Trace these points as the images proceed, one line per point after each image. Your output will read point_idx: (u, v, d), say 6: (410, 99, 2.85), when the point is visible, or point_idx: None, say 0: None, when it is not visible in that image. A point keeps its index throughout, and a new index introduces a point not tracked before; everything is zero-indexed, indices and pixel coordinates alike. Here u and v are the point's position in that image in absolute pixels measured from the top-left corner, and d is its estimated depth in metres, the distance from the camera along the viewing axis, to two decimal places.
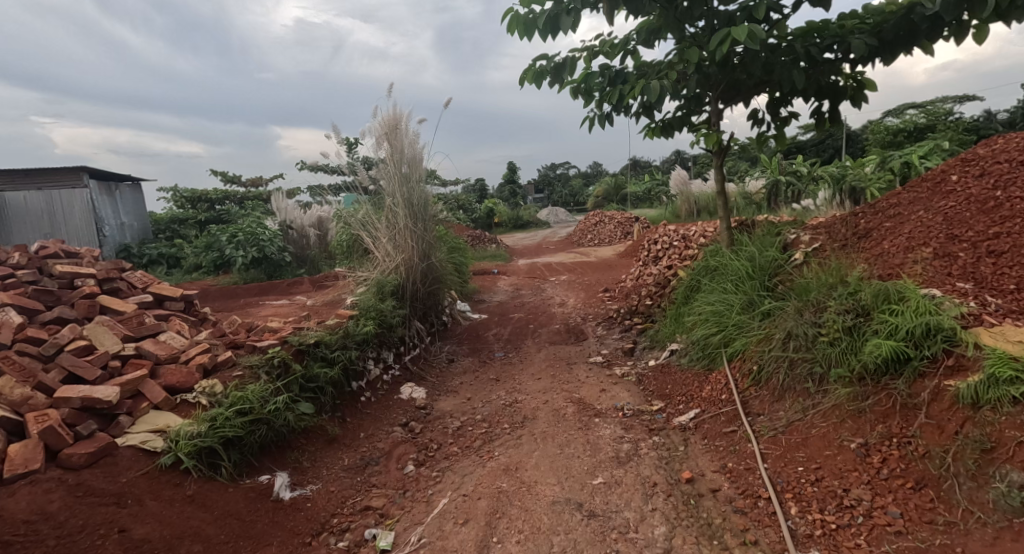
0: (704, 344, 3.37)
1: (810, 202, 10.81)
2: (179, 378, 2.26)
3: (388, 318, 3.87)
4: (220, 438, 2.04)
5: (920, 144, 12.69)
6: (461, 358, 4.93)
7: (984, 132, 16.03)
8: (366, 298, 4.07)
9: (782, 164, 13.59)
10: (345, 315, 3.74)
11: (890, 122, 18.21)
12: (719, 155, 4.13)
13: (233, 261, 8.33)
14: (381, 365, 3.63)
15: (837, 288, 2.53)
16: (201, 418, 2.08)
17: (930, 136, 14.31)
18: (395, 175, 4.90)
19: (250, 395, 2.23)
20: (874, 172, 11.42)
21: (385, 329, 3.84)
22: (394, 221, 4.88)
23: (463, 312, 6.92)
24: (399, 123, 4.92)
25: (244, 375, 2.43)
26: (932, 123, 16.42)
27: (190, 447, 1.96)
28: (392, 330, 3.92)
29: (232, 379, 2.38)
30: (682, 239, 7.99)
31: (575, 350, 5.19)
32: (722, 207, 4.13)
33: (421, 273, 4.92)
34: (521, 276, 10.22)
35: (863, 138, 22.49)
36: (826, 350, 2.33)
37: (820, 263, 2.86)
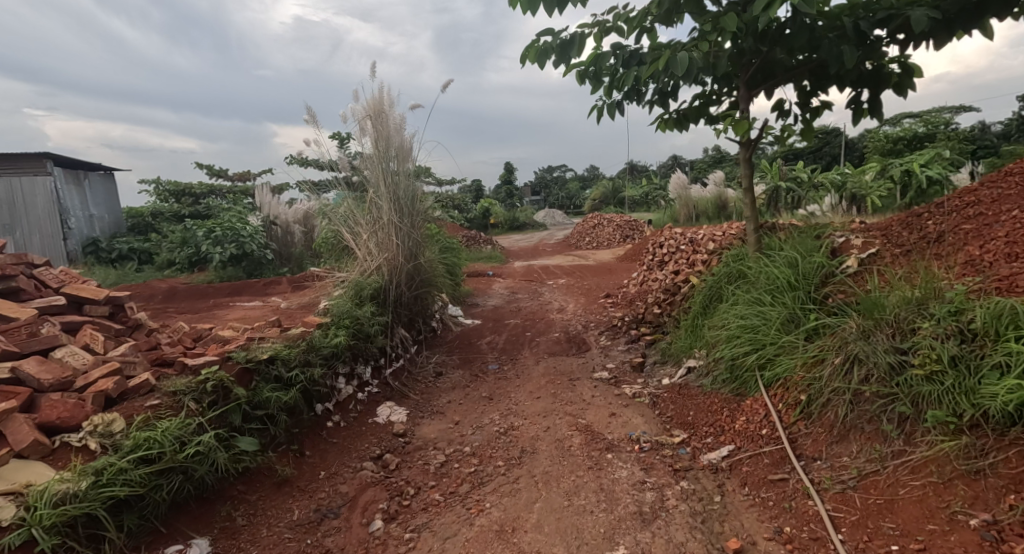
0: (733, 365, 2.87)
1: (816, 207, 10.40)
2: (62, 413, 1.77)
3: (365, 327, 3.34)
4: (106, 501, 1.57)
5: (927, 151, 12.35)
6: (450, 371, 4.42)
7: (987, 141, 15.72)
8: (341, 302, 3.55)
9: (784, 169, 13.24)
10: (313, 322, 3.22)
11: (888, 131, 17.98)
12: (748, 147, 3.63)
13: (209, 258, 7.80)
14: (354, 383, 3.13)
15: (929, 305, 2.05)
16: (83, 470, 1.60)
17: (930, 146, 14.06)
18: (383, 165, 4.40)
19: (161, 435, 1.75)
20: (875, 181, 11.11)
21: (361, 340, 3.31)
22: (380, 216, 4.35)
23: (455, 317, 6.42)
24: (385, 108, 4.43)
25: (160, 405, 1.93)
26: (932, 132, 16.16)
27: (54, 518, 1.48)
28: (370, 341, 3.40)
29: (142, 411, 1.89)
30: (689, 244, 7.53)
31: (577, 363, 4.69)
32: (750, 207, 3.64)
33: (408, 275, 4.40)
34: (517, 279, 9.72)
35: (861, 145, 22.27)
36: (924, 387, 1.85)
37: (888, 273, 2.37)
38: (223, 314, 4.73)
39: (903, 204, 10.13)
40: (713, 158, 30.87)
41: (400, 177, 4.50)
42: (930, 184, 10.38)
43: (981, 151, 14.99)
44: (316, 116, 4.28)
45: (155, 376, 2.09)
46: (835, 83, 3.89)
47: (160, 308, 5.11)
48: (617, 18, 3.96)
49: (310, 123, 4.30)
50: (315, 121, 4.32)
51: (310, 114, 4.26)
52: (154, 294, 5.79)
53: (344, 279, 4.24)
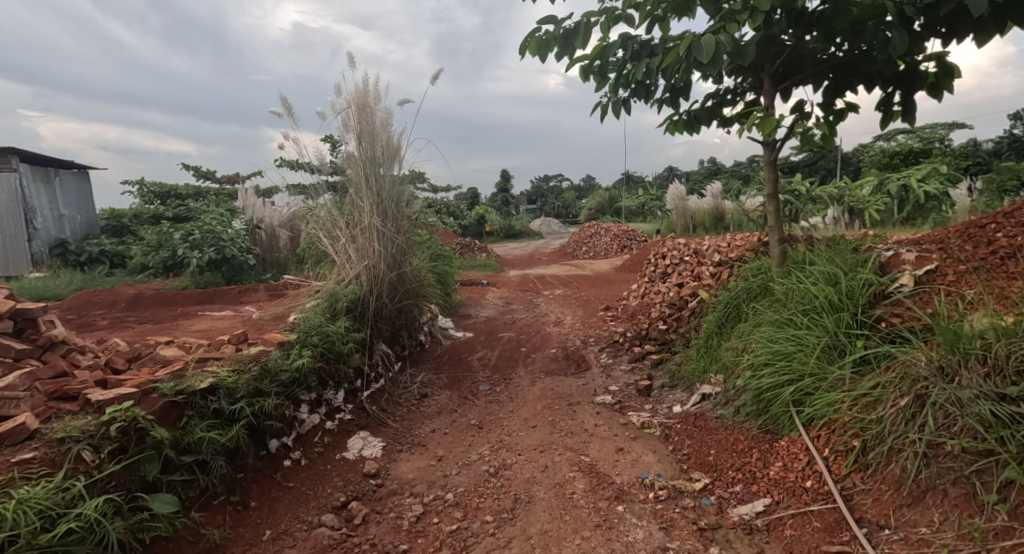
0: (759, 396, 2.46)
1: (817, 219, 10.10)
2: None
3: (336, 346, 2.92)
4: None
5: (923, 167, 12.19)
6: (438, 394, 3.99)
7: (982, 155, 15.60)
8: (311, 316, 3.14)
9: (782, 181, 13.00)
10: (276, 339, 2.80)
11: (884, 145, 17.86)
12: (773, 148, 3.25)
13: (185, 262, 7.36)
14: (320, 411, 2.71)
15: None
16: None
17: (927, 161, 13.91)
18: (367, 163, 4.02)
19: (24, 508, 1.40)
20: (872, 195, 10.89)
21: (330, 360, 2.87)
22: (363, 218, 3.93)
23: (445, 330, 6.00)
24: (370, 102, 4.05)
25: (37, 460, 1.56)
26: (929, 146, 16.04)
27: None
28: (342, 362, 2.97)
29: (12, 470, 1.52)
30: (693, 256, 7.17)
31: (576, 384, 4.28)
32: (774, 216, 3.26)
33: (391, 284, 3.98)
34: (511, 289, 9.30)
35: (856, 158, 22.16)
36: None
37: (968, 298, 2.00)
38: (186, 325, 4.29)
39: (902, 218, 9.89)
40: (709, 170, 30.76)
41: (387, 178, 4.12)
42: (927, 199, 10.17)
43: (976, 167, 14.85)
44: (293, 107, 3.88)
45: (41, 418, 1.70)
46: (864, 81, 3.52)
47: (120, 316, 4.66)
48: (627, 6, 3.60)
49: (286, 115, 3.90)
50: (290, 112, 3.92)
51: (284, 102, 3.85)
52: (117, 301, 5.34)
53: (319, 288, 3.80)
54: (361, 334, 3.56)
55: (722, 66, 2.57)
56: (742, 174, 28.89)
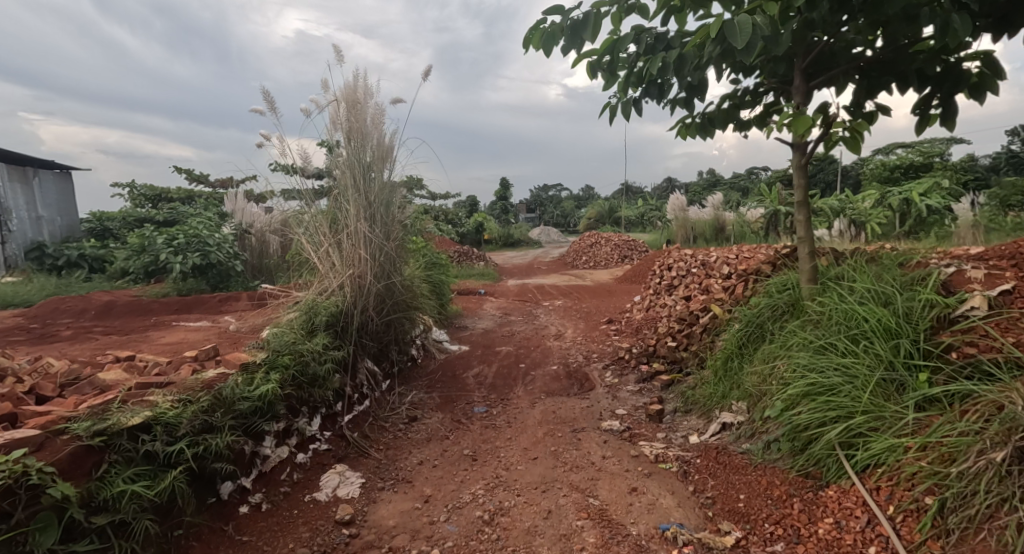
0: (796, 433, 2.15)
1: (821, 232, 9.85)
2: None
3: (310, 367, 2.58)
4: None
5: (927, 180, 11.97)
6: (429, 417, 3.64)
7: (983, 168, 15.44)
8: (285, 333, 2.80)
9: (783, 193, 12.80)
10: (241, 358, 2.45)
11: (885, 159, 17.70)
12: (804, 150, 2.92)
13: (168, 268, 7.01)
14: (288, 444, 2.36)
15: None
16: None
17: (929, 175, 13.72)
18: (359, 164, 3.72)
19: None
20: (875, 207, 10.66)
21: (303, 383, 2.53)
22: (351, 223, 3.60)
23: (439, 343, 5.66)
24: (361, 98, 3.75)
25: None
26: (930, 161, 15.88)
27: None
28: (318, 385, 2.62)
29: None
30: (700, 269, 6.87)
31: (579, 407, 3.93)
32: (804, 226, 2.92)
33: (380, 296, 3.63)
34: (509, 299, 8.98)
35: (856, 171, 22.02)
36: None
37: None
38: (156, 338, 3.94)
39: (905, 231, 9.65)
40: (708, 182, 30.65)
41: (379, 181, 3.81)
42: (931, 213, 9.92)
43: (977, 182, 14.67)
44: (274, 101, 3.55)
45: None
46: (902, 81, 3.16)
47: (85, 326, 4.30)
48: None
49: (265, 109, 3.56)
50: (270, 106, 3.57)
51: (264, 94, 3.51)
52: (86, 309, 4.98)
53: (299, 299, 3.46)
54: (344, 351, 3.22)
55: (756, 54, 2.25)
56: (741, 186, 28.72)
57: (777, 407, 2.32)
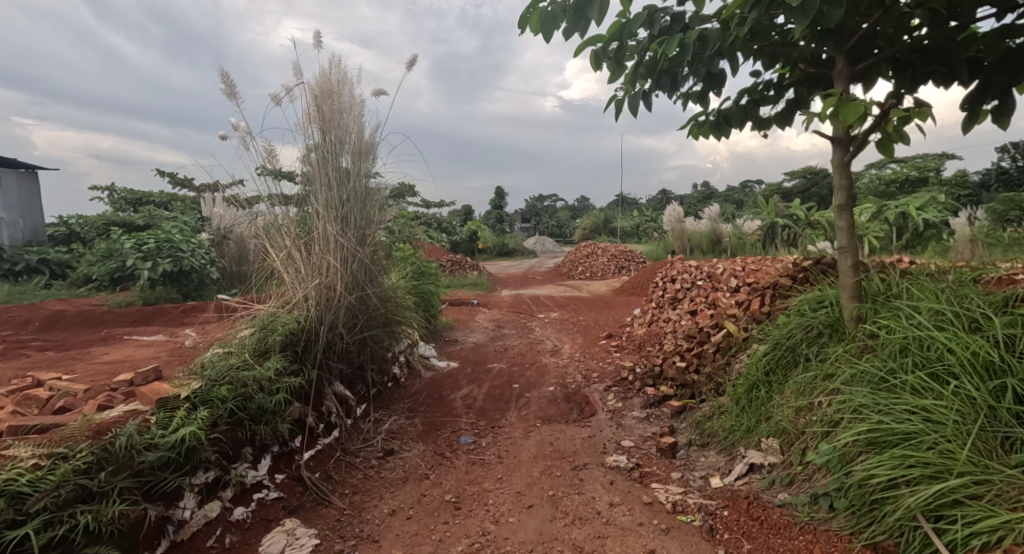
0: (863, 487, 1.80)
1: (822, 246, 9.53)
2: None
3: (254, 400, 2.16)
4: None
5: (926, 193, 11.69)
6: (409, 450, 3.16)
7: (978, 180, 15.20)
8: (221, 360, 2.32)
9: (779, 206, 12.54)
10: (154, 395, 1.99)
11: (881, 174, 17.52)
12: (847, 145, 2.47)
13: (135, 275, 6.52)
14: (195, 513, 1.86)
15: None
16: None
17: (926, 189, 13.52)
18: (333, 160, 3.28)
19: None
20: (873, 220, 10.38)
21: (245, 419, 2.12)
22: (321, 226, 3.14)
23: (426, 360, 5.19)
24: (337, 88, 3.33)
25: None
26: (925, 175, 15.69)
27: None
28: (265, 421, 2.20)
29: None
30: (705, 282, 6.48)
31: (580, 437, 3.48)
32: (847, 233, 2.47)
33: (352, 310, 3.16)
34: (503, 310, 8.52)
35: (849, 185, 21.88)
36: None
37: None
38: (99, 354, 3.46)
39: (904, 246, 9.35)
40: (703, 194, 30.49)
41: (356, 179, 3.38)
42: (926, 227, 9.57)
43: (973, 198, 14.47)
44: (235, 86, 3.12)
45: None
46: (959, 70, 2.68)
47: (22, 340, 3.81)
48: None
49: (225, 96, 3.11)
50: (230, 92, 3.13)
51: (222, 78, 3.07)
52: (31, 319, 4.48)
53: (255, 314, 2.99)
54: (303, 376, 2.74)
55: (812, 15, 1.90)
56: (736, 199, 28.53)
57: (831, 456, 1.95)
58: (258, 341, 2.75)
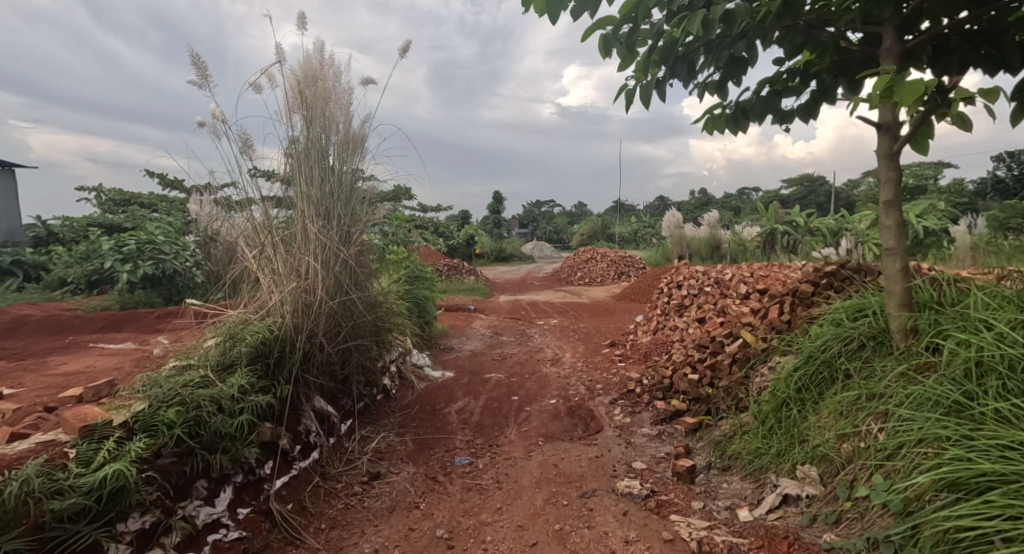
0: (955, 537, 1.50)
1: (825, 253, 9.29)
2: None
3: (206, 426, 1.94)
4: None
5: (928, 201, 11.49)
6: (399, 473, 2.84)
7: (977, 188, 15.03)
8: (178, 380, 2.06)
9: (779, 212, 12.34)
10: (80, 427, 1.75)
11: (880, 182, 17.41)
12: (896, 133, 2.17)
13: (113, 278, 6.19)
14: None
15: None
16: None
17: (924, 197, 13.38)
18: (316, 151, 2.98)
19: None
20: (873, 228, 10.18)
21: (196, 448, 1.90)
22: (300, 225, 2.82)
23: (419, 369, 4.87)
24: (323, 74, 3.04)
25: None
26: (924, 182, 15.54)
27: None
28: (220, 450, 1.98)
29: None
30: (713, 289, 6.19)
31: (586, 458, 3.17)
32: (896, 233, 2.17)
33: (337, 317, 2.85)
34: (500, 316, 8.21)
35: (847, 193, 21.77)
36: None
37: None
38: (57, 363, 3.13)
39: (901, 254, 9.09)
40: (700, 201, 30.35)
41: (342, 173, 3.07)
42: (929, 235, 9.35)
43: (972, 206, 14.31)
44: (207, 69, 2.81)
45: None
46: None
47: None
48: None
49: (196, 80, 2.81)
50: (202, 76, 2.82)
51: (193, 60, 2.76)
52: None
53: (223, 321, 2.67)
54: (275, 392, 2.42)
55: None
56: (734, 205, 28.33)
57: (911, 495, 1.68)
58: (224, 353, 2.44)
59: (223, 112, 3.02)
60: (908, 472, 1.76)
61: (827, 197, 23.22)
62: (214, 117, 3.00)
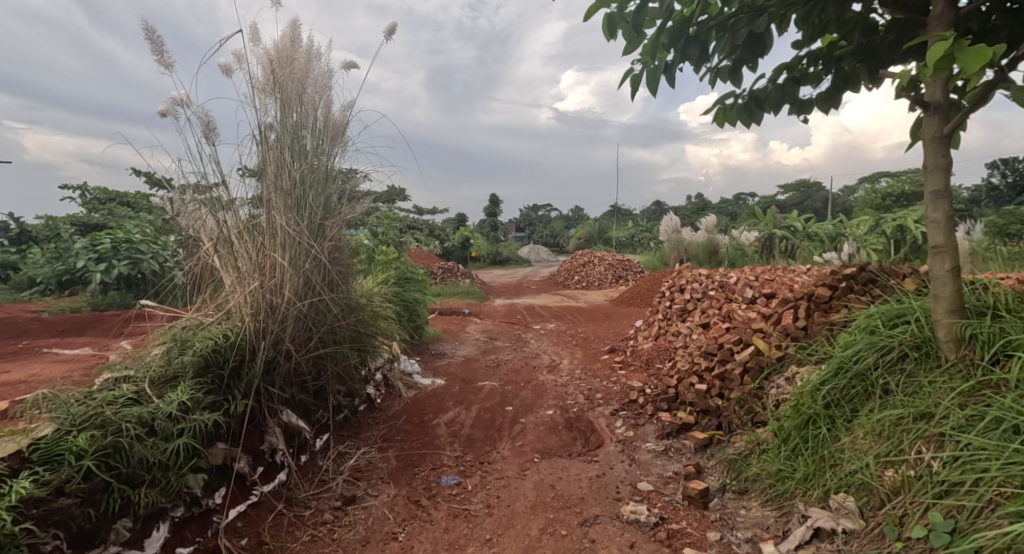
0: None
1: (824, 258, 9.06)
2: None
3: (131, 453, 1.71)
4: None
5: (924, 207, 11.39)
6: (378, 497, 2.53)
7: (972, 195, 14.92)
8: (107, 396, 1.83)
9: (777, 217, 12.14)
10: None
11: (876, 187, 17.24)
12: (947, 114, 1.87)
13: (86, 279, 5.85)
14: None
15: None
16: None
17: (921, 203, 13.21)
18: (287, 137, 2.68)
19: None
20: (873, 233, 9.96)
21: (112, 482, 1.65)
22: (266, 217, 2.52)
23: (407, 377, 4.55)
24: (296, 52, 2.74)
25: None
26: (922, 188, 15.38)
27: None
28: (148, 481, 1.76)
29: None
30: (717, 293, 5.90)
31: (587, 478, 2.87)
32: (946, 228, 1.87)
33: (308, 321, 2.54)
34: (496, 321, 7.90)
35: (843, 199, 21.63)
36: None
37: None
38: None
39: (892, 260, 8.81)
40: (696, 206, 30.24)
41: (316, 162, 2.77)
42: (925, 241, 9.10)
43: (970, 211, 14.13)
44: (164, 45, 2.51)
45: None
46: None
47: None
48: None
49: (151, 57, 2.51)
50: (158, 53, 2.53)
51: (147, 34, 2.47)
52: None
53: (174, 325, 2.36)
54: (225, 409, 2.13)
55: None
56: (728, 211, 28.24)
57: (1013, 539, 1.37)
58: (168, 364, 2.15)
59: (184, 95, 2.72)
60: (978, 513, 1.50)
61: (823, 203, 23.12)
62: (174, 101, 2.70)
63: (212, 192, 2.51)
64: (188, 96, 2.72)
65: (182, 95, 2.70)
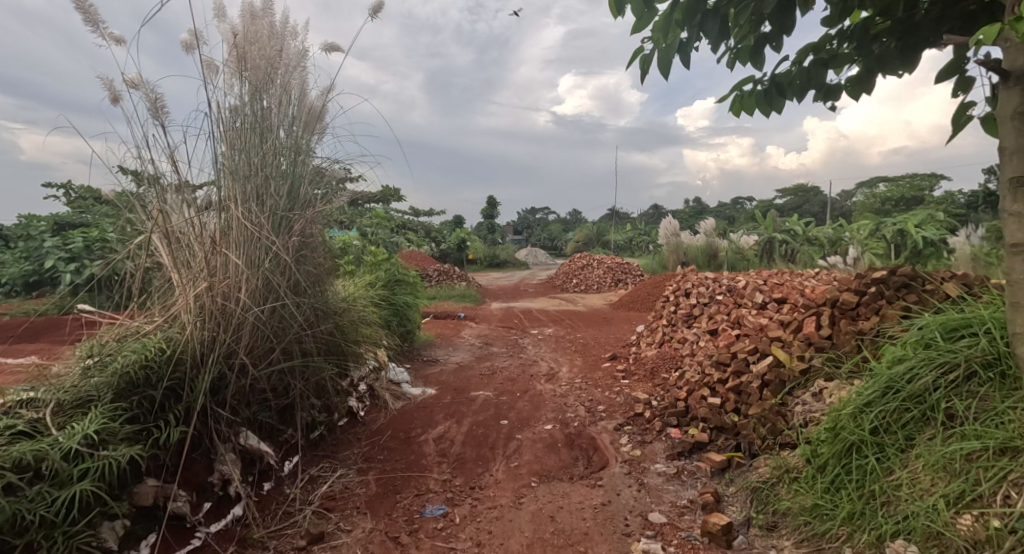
0: None
1: (827, 262, 8.73)
2: None
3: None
4: None
5: (923, 213, 11.13)
6: (351, 533, 2.19)
7: None
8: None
9: (777, 222, 11.87)
10: None
11: (877, 191, 16.92)
12: None
13: (55, 281, 5.50)
14: None
15: None
16: None
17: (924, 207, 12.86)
18: (248, 119, 2.34)
19: None
20: (875, 236, 9.61)
21: None
22: (220, 208, 2.19)
23: (395, 387, 4.19)
24: (260, 23, 2.40)
25: None
26: (922, 193, 15.08)
27: None
28: (23, 546, 1.49)
29: None
30: (727, 298, 5.56)
31: (587, 507, 2.54)
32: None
33: (270, 331, 2.21)
34: (493, 325, 7.56)
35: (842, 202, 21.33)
36: None
37: None
38: None
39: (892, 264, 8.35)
40: (694, 210, 29.95)
41: (285, 148, 2.44)
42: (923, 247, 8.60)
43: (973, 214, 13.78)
44: (99, 15, 2.19)
45: None
46: None
47: None
48: None
49: (86, 28, 2.18)
50: (95, 20, 2.19)
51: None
52: None
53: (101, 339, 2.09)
54: (154, 438, 1.86)
55: None
56: (727, 216, 27.97)
57: None
58: (79, 387, 1.90)
59: (136, 76, 2.40)
60: None
61: (821, 207, 22.94)
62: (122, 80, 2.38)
63: (158, 180, 2.19)
64: (140, 76, 2.40)
65: (134, 76, 2.39)
